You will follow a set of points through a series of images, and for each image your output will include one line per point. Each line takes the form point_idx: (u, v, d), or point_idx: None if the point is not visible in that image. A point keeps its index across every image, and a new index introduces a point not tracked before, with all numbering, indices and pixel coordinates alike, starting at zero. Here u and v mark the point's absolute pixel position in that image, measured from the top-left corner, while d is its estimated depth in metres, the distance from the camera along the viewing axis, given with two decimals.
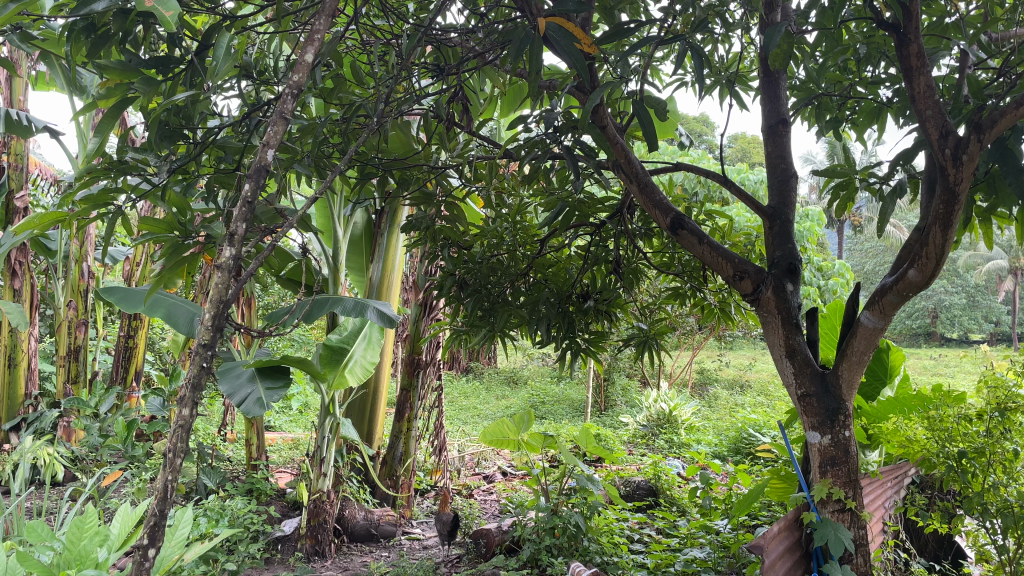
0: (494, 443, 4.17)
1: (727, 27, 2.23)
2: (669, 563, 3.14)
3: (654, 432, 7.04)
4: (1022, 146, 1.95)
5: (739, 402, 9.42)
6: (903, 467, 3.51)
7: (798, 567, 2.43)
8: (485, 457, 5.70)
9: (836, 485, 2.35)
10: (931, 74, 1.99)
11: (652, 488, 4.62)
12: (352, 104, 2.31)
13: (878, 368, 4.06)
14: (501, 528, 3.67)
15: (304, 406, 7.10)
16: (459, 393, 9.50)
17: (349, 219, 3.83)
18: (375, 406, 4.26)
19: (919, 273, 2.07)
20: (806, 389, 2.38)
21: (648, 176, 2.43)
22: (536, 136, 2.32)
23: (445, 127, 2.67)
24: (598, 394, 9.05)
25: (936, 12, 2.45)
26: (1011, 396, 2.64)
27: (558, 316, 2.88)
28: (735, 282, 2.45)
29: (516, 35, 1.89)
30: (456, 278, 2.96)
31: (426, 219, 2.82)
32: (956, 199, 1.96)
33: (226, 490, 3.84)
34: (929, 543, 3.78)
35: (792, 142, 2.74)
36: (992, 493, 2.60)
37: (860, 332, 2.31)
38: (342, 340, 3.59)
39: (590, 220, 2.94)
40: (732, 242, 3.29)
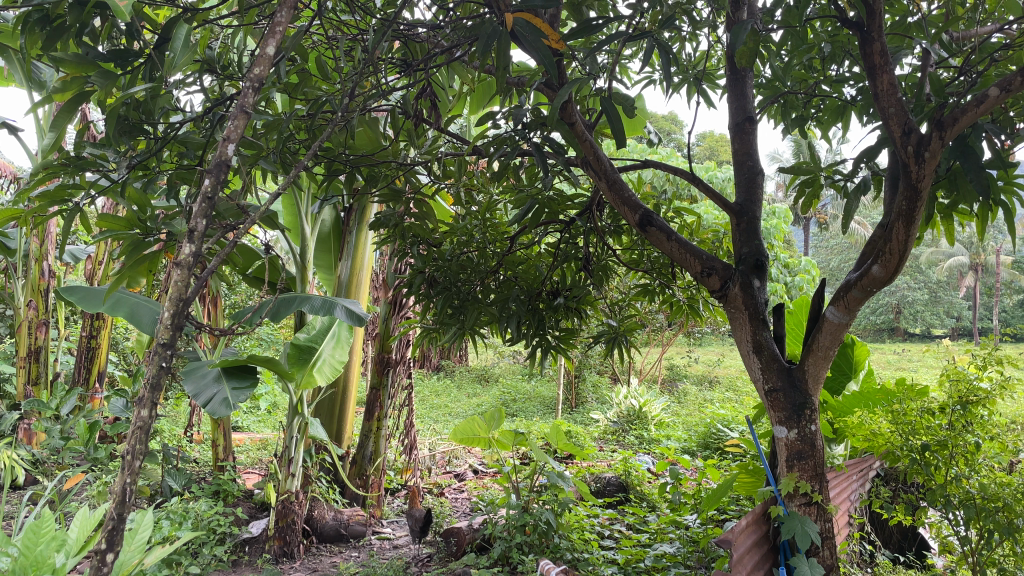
0: (464, 441, 4.16)
1: (695, 24, 2.24)
2: (639, 558, 3.16)
3: (625, 428, 7.07)
4: (982, 143, 1.97)
5: (708, 397, 9.50)
6: (866, 460, 3.57)
7: (766, 561, 2.45)
8: (456, 455, 5.67)
9: (803, 479, 2.37)
10: (894, 72, 2.03)
11: (622, 484, 4.64)
12: (318, 99, 2.28)
13: (843, 363, 4.12)
14: (472, 526, 3.66)
15: (273, 405, 7.02)
16: (430, 391, 9.46)
17: (316, 217, 3.79)
18: (344, 405, 4.22)
19: (883, 269, 2.10)
20: (773, 384, 2.40)
21: (617, 173, 2.43)
22: (505, 133, 2.31)
23: (414, 123, 2.65)
24: (568, 390, 9.06)
25: (899, 12, 2.49)
26: (974, 389, 2.70)
27: (528, 313, 2.88)
28: (703, 279, 2.46)
29: (483, 31, 1.88)
30: (425, 276, 2.94)
31: (395, 216, 2.79)
32: (919, 195, 1.99)
33: (191, 492, 3.78)
34: (894, 534, 3.84)
35: (759, 140, 2.77)
36: (954, 485, 2.65)
37: (826, 327, 2.33)
38: (310, 339, 3.55)
39: (559, 217, 2.95)
40: (700, 239, 3.32)
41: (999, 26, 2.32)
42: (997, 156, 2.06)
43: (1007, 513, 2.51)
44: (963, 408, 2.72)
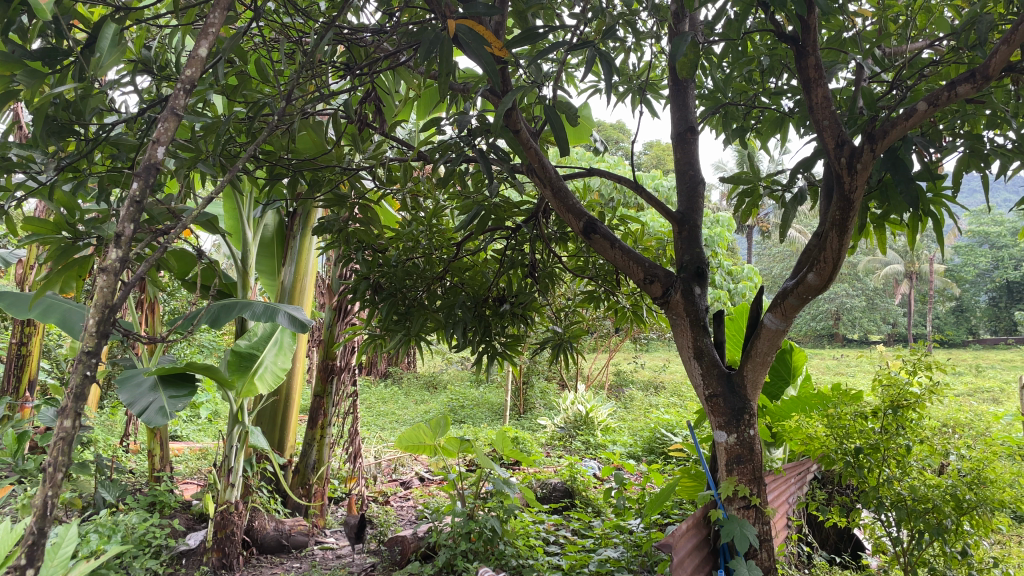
0: (410, 448, 4.12)
1: (637, 35, 2.28)
2: (583, 563, 3.18)
3: (571, 434, 7.11)
4: (912, 156, 2.04)
5: (654, 403, 9.62)
6: (803, 463, 3.66)
7: (706, 564, 2.49)
8: (402, 463, 5.63)
9: (742, 483, 2.41)
10: (828, 86, 2.10)
11: (568, 490, 4.66)
12: (258, 101, 2.24)
13: (782, 368, 4.21)
14: (416, 534, 3.62)
15: (213, 414, 6.87)
16: (376, 398, 9.38)
17: (259, 222, 3.73)
18: (286, 414, 4.14)
19: (818, 277, 2.16)
20: (713, 390, 2.44)
21: (562, 180, 2.45)
22: (450, 140, 2.31)
23: (358, 128, 2.63)
24: (516, 397, 9.08)
25: (835, 27, 2.56)
26: (904, 393, 2.79)
27: (474, 319, 2.88)
28: (646, 286, 2.49)
29: (426, 37, 1.88)
30: (370, 282, 2.91)
31: (338, 221, 2.75)
32: (851, 206, 2.05)
33: (125, 504, 3.66)
34: (830, 536, 3.94)
35: (700, 150, 2.82)
36: (886, 487, 2.73)
37: (764, 334, 2.38)
38: (251, 346, 3.49)
39: (505, 224, 2.94)
40: (644, 247, 3.36)
41: (929, 43, 2.40)
42: (926, 168, 2.13)
43: (936, 514, 2.61)
44: (895, 412, 2.80)
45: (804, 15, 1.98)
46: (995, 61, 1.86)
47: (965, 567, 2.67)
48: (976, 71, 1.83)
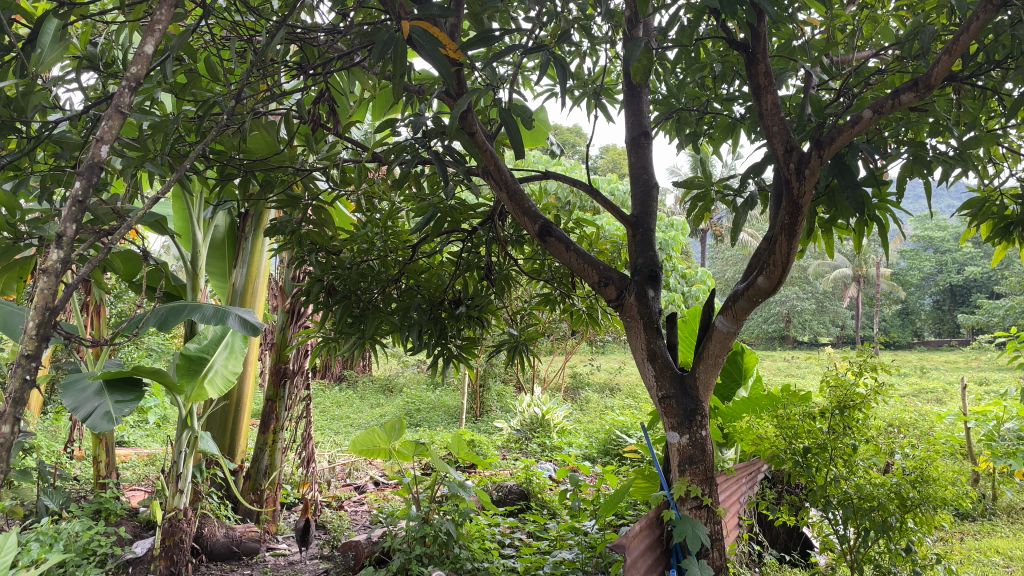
0: (364, 452, 4.07)
1: (592, 40, 2.30)
2: (538, 566, 3.19)
3: (527, 437, 7.12)
4: (858, 162, 2.09)
5: (609, 405, 9.68)
6: (753, 463, 3.72)
7: (659, 565, 2.51)
8: (357, 467, 5.57)
9: (694, 483, 2.44)
10: (777, 92, 2.15)
11: (524, 492, 4.66)
12: (208, 100, 2.20)
13: (734, 370, 4.28)
14: (370, 539, 3.60)
15: (162, 419, 6.72)
16: (331, 401, 9.27)
17: (209, 223, 3.66)
18: (238, 418, 4.07)
19: (768, 280, 2.19)
20: (666, 391, 2.46)
21: (518, 183, 2.46)
22: (406, 141, 2.29)
23: (312, 128, 2.60)
24: (473, 400, 9.06)
25: (785, 35, 2.61)
26: (851, 394, 2.86)
27: (430, 322, 2.88)
28: (600, 288, 2.51)
29: (380, 37, 1.86)
30: (324, 284, 2.87)
31: (290, 222, 2.70)
32: (800, 211, 2.09)
33: (68, 511, 3.56)
34: (780, 535, 4.01)
35: (654, 155, 2.85)
36: (833, 486, 2.79)
37: (715, 336, 2.41)
38: (201, 350, 3.41)
39: (461, 226, 2.94)
40: (599, 250, 3.39)
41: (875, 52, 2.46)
42: (872, 174, 2.18)
43: (881, 512, 2.68)
44: (842, 412, 2.86)
45: (755, 24, 2.02)
46: (937, 71, 1.92)
47: (910, 564, 2.73)
48: (919, 80, 1.89)
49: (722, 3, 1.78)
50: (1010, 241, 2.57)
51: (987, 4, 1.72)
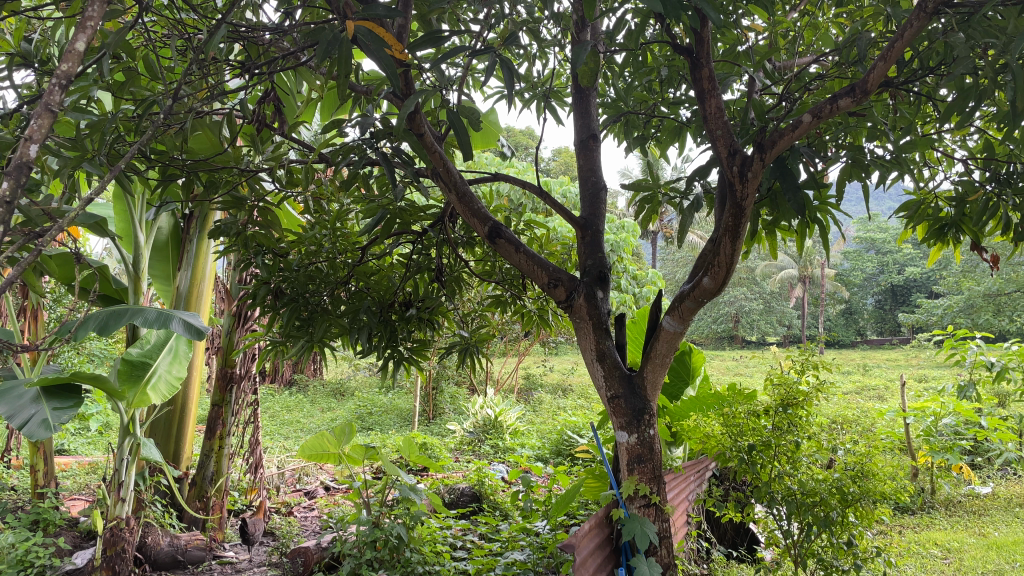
0: (313, 457, 4.01)
1: (541, 43, 2.31)
2: (490, 567, 3.19)
3: (480, 439, 7.12)
4: (799, 166, 2.14)
5: (562, 406, 9.74)
6: (701, 462, 3.79)
7: (608, 564, 2.53)
8: (307, 472, 5.50)
9: (642, 482, 2.47)
10: (721, 96, 2.19)
11: (476, 495, 4.66)
12: (147, 99, 2.14)
13: (682, 369, 4.34)
14: (320, 545, 3.56)
15: (104, 426, 6.53)
16: (281, 406, 9.13)
17: (152, 224, 3.58)
18: (183, 425, 3.97)
19: (713, 281, 2.23)
20: (615, 391, 2.48)
21: (467, 185, 2.45)
22: (353, 142, 2.27)
23: (257, 128, 2.56)
24: (425, 402, 9.02)
25: (730, 40, 2.66)
26: (794, 392, 2.92)
27: (380, 324, 2.86)
28: (549, 290, 2.52)
29: (324, 36, 1.83)
30: (270, 287, 2.80)
31: (236, 224, 2.65)
32: (743, 213, 2.13)
33: (3, 523, 3.44)
34: (728, 531, 4.08)
35: (602, 157, 2.88)
36: (778, 482, 2.86)
37: (663, 336, 2.44)
38: (144, 354, 3.34)
39: (411, 228, 2.92)
40: (549, 251, 3.41)
41: (815, 58, 2.53)
42: (812, 178, 2.24)
43: (823, 506, 2.76)
44: (786, 410, 2.93)
45: (699, 29, 2.06)
46: (873, 77, 1.98)
47: (852, 557, 2.79)
48: (856, 85, 1.95)
49: (667, 6, 1.81)
50: (944, 241, 2.65)
51: (920, 12, 1.78)
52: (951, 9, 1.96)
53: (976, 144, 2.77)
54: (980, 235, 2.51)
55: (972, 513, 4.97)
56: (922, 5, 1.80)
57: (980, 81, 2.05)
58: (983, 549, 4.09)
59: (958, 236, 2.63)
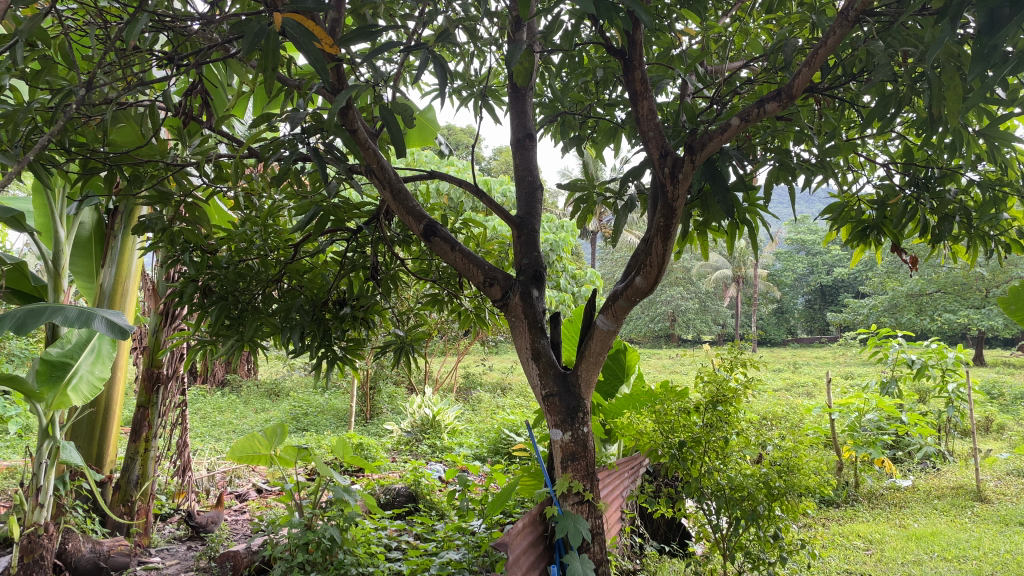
0: (243, 459, 3.92)
1: (476, 41, 2.30)
2: (424, 567, 3.17)
3: (418, 438, 7.07)
4: (728, 168, 2.18)
5: (501, 404, 9.75)
6: (633, 458, 3.85)
7: (541, 561, 2.54)
8: (239, 474, 5.37)
9: (576, 479, 2.49)
10: (653, 98, 2.22)
11: (412, 495, 4.62)
12: (63, 88, 2.05)
13: (616, 367, 4.39)
14: (250, 548, 3.50)
15: (22, 429, 6.26)
16: (213, 407, 8.90)
17: (73, 220, 3.45)
18: (106, 427, 3.82)
19: (645, 280, 2.26)
20: (550, 390, 2.49)
21: (402, 182, 2.43)
22: (284, 137, 2.22)
23: (184, 121, 2.48)
24: (363, 402, 8.92)
25: (664, 43, 2.69)
26: (724, 389, 2.97)
27: (312, 323, 2.81)
28: (485, 288, 2.51)
29: (251, 28, 1.78)
30: (199, 285, 2.71)
31: (161, 219, 2.54)
32: (674, 214, 2.16)
33: None
34: (661, 527, 4.12)
35: (538, 156, 2.88)
36: (708, 477, 2.90)
37: (596, 335, 2.47)
38: (64, 354, 3.21)
39: (346, 225, 2.88)
40: (486, 250, 3.41)
41: (745, 62, 2.59)
42: (741, 180, 2.29)
43: (750, 501, 2.81)
44: (716, 406, 2.97)
45: (632, 31, 2.09)
46: (798, 83, 2.04)
47: (778, 550, 2.88)
48: (782, 90, 2.00)
49: (599, 8, 1.82)
50: (866, 243, 2.73)
51: (842, 20, 1.83)
52: (872, 18, 2.03)
53: (897, 149, 2.87)
54: (900, 237, 2.59)
55: (893, 505, 5.15)
56: (844, 13, 1.85)
57: (899, 88, 2.12)
58: (903, 540, 4.25)
59: (879, 238, 2.71)
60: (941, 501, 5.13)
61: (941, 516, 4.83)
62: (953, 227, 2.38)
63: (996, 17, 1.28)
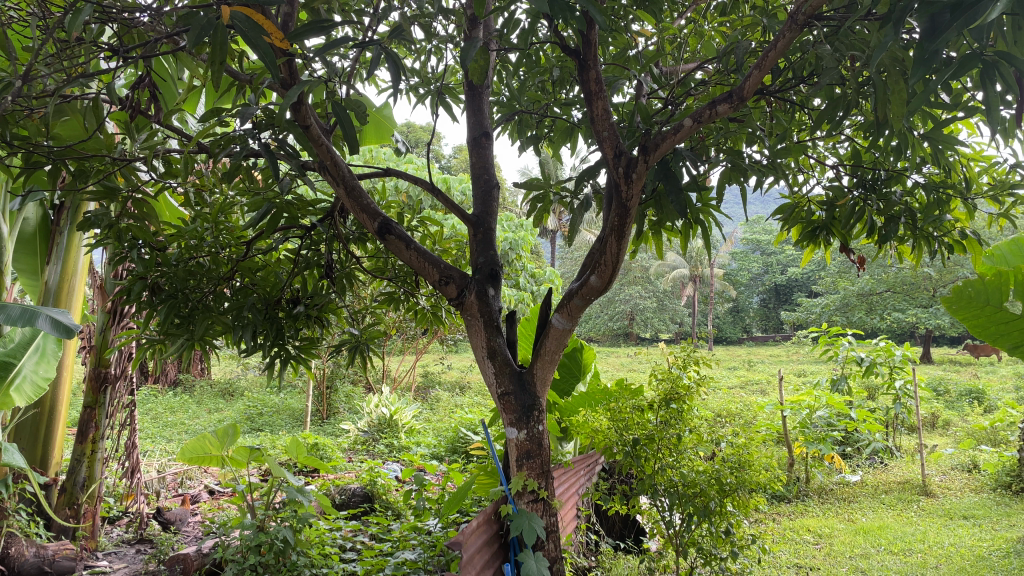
0: (194, 460, 3.85)
1: (431, 38, 2.28)
2: (379, 568, 3.15)
3: (374, 437, 7.02)
4: (682, 168, 2.20)
5: (459, 403, 9.72)
6: (589, 456, 3.87)
7: (495, 559, 2.54)
8: (190, 476, 5.26)
9: (531, 477, 2.50)
10: (608, 98, 2.22)
11: (368, 495, 4.58)
12: (2, 79, 1.98)
13: (573, 365, 4.40)
14: (200, 551, 3.45)
15: None
16: (164, 408, 8.71)
17: (17, 215, 3.35)
18: (51, 428, 3.73)
19: (600, 279, 2.27)
20: (505, 388, 2.49)
21: (356, 179, 2.40)
22: (234, 132, 2.18)
23: (131, 115, 2.42)
24: (319, 402, 8.83)
25: (620, 43, 2.71)
26: (677, 386, 3.00)
27: (265, 322, 2.76)
28: (440, 287, 2.49)
29: (197, 21, 1.73)
30: (148, 283, 2.62)
31: (108, 216, 2.46)
32: (628, 214, 2.18)
33: None
34: (616, 523, 4.16)
35: (495, 154, 2.87)
36: (661, 474, 2.93)
37: (551, 333, 2.48)
38: (6, 354, 3.13)
39: (299, 222, 2.84)
40: (442, 248, 3.39)
41: (699, 64, 2.61)
42: (694, 181, 2.31)
43: (702, 497, 2.86)
44: (670, 404, 3.00)
45: (587, 31, 2.09)
46: (748, 86, 2.06)
47: (729, 545, 2.91)
48: (733, 92, 2.02)
49: (553, 8, 1.82)
50: (816, 243, 2.78)
51: (791, 24, 1.86)
52: (820, 23, 2.06)
53: (846, 151, 2.93)
54: (848, 238, 2.64)
55: (842, 500, 5.26)
56: (794, 17, 1.87)
57: (847, 91, 2.16)
58: (851, 534, 4.35)
59: (828, 238, 2.76)
60: (888, 496, 5.26)
61: (888, 510, 4.95)
62: (898, 228, 2.44)
63: (938, 23, 1.31)
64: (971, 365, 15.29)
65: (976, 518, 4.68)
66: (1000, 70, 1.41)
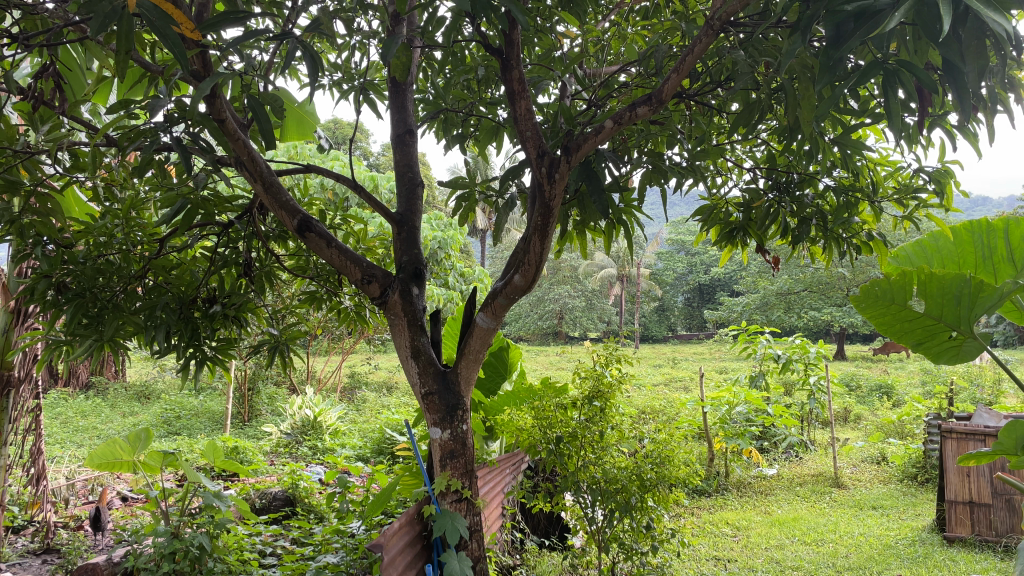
0: (104, 467, 3.68)
1: (351, 32, 2.24)
2: (300, 572, 3.08)
3: (298, 440, 6.88)
4: (603, 168, 2.22)
5: (386, 404, 9.62)
6: (514, 455, 3.88)
7: (418, 560, 2.52)
8: (101, 483, 5.04)
9: (454, 477, 2.48)
10: (531, 98, 2.22)
11: (290, 498, 4.48)
12: None
13: (498, 364, 4.40)
14: (110, 560, 3.30)
15: None
16: (75, 412, 8.33)
17: None
18: None
19: (523, 278, 2.27)
20: (429, 388, 2.47)
21: (275, 175, 2.34)
22: (144, 125, 2.09)
23: (34, 106, 2.29)
24: (240, 404, 8.60)
25: (543, 44, 2.72)
26: (600, 384, 3.03)
27: (179, 322, 2.66)
28: (363, 285, 2.45)
29: (101, 8, 1.64)
30: (53, 282, 2.48)
31: (9, 210, 2.33)
32: (551, 213, 2.18)
33: None
34: (541, 521, 4.19)
35: (419, 152, 2.84)
36: (584, 471, 2.97)
37: (476, 333, 2.47)
38: None
39: (215, 220, 2.75)
40: (366, 247, 3.34)
41: (621, 67, 2.64)
42: (615, 181, 2.34)
43: (624, 493, 2.91)
44: (593, 402, 3.02)
45: (509, 30, 2.08)
46: (667, 89, 2.09)
47: (650, 539, 2.97)
48: (653, 95, 2.05)
49: (475, 6, 1.80)
50: (734, 243, 2.84)
51: (708, 29, 1.89)
52: (736, 28, 2.11)
53: (762, 155, 3.01)
54: (764, 238, 2.71)
55: (760, 493, 5.42)
56: (710, 23, 1.91)
57: (762, 97, 2.21)
58: (767, 526, 4.48)
59: (745, 238, 2.83)
60: (802, 488, 5.45)
61: (802, 502, 5.12)
62: (810, 229, 2.53)
63: (842, 31, 1.37)
64: (882, 361, 15.97)
65: (884, 508, 4.89)
66: (902, 78, 1.46)
